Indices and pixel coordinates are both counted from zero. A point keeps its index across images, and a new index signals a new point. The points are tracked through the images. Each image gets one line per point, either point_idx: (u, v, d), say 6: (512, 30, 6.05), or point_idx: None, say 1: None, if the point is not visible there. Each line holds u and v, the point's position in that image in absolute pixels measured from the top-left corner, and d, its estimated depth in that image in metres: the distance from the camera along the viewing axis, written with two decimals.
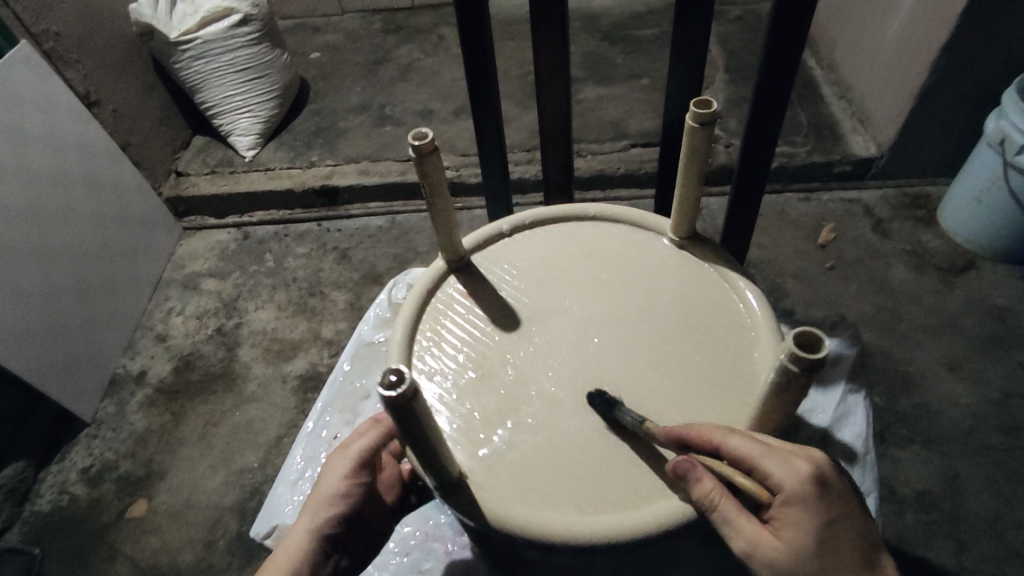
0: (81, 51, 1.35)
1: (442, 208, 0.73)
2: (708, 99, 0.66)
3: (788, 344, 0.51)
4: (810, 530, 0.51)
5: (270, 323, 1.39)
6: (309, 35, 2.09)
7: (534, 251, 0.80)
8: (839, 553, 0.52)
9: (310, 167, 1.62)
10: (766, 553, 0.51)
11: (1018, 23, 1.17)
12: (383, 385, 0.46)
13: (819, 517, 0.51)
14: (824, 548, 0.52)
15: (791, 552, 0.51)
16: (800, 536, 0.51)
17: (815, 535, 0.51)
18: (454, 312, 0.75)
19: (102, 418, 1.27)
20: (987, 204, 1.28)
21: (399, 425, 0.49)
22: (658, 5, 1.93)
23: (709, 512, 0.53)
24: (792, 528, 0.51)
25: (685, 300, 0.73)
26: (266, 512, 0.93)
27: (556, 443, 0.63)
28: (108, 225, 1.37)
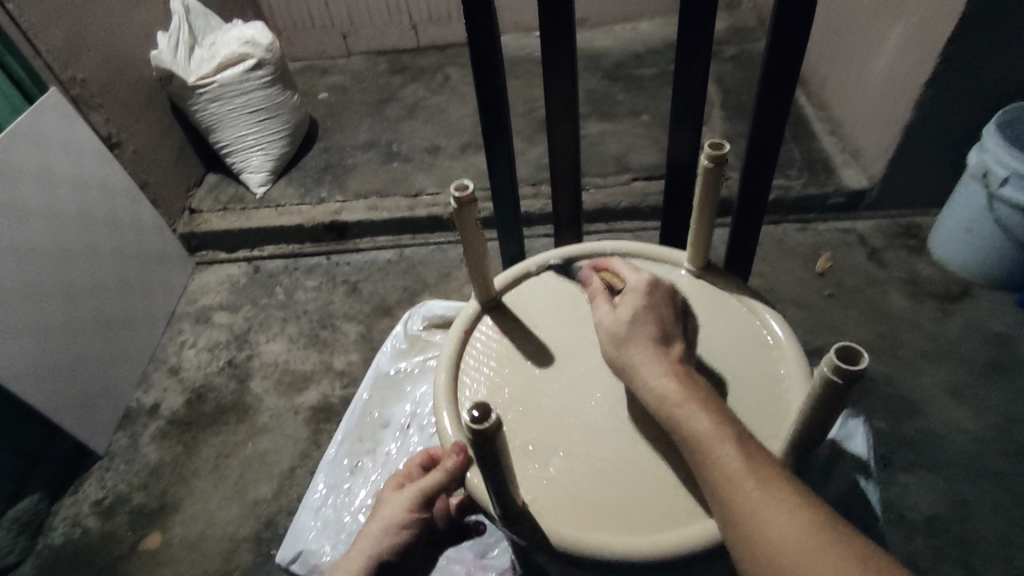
0: (105, 96, 1.41)
1: (475, 254, 0.78)
2: (719, 141, 0.71)
3: (830, 358, 0.51)
4: (637, 303, 0.64)
5: (282, 355, 1.42)
6: (318, 75, 2.17)
7: (560, 288, 0.84)
8: (654, 334, 0.62)
9: (320, 203, 1.67)
10: (601, 320, 0.65)
11: (995, 62, 1.25)
12: (468, 419, 0.48)
13: (650, 303, 0.64)
14: (644, 326, 0.62)
15: (618, 320, 0.63)
16: (626, 308, 0.64)
17: (638, 309, 0.63)
18: (491, 353, 0.78)
19: (116, 450, 1.29)
20: (977, 234, 1.33)
21: (479, 459, 0.51)
22: (655, 45, 2.02)
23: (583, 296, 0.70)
24: (626, 301, 0.65)
25: (710, 325, 0.77)
26: (290, 538, 0.95)
27: (607, 469, 0.66)
28: (127, 260, 1.41)
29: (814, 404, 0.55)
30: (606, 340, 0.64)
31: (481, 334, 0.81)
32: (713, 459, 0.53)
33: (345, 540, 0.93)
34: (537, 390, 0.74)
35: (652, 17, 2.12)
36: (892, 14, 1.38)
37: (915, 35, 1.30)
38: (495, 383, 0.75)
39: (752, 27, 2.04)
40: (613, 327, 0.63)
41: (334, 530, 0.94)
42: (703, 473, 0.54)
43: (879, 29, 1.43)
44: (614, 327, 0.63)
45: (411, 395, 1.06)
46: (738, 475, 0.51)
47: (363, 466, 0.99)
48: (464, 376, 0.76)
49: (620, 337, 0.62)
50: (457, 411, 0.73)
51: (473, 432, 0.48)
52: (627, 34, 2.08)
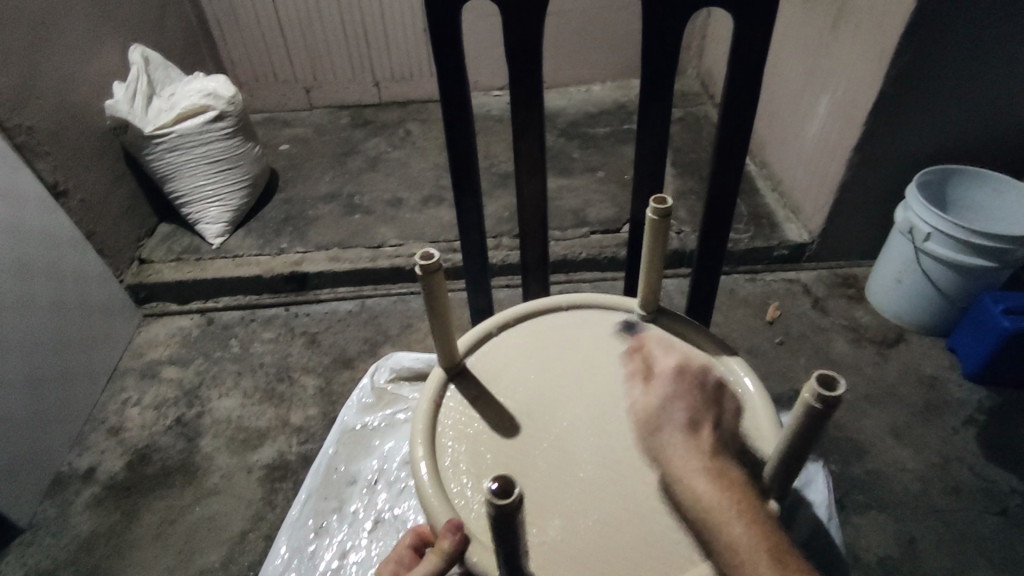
0: (53, 143, 1.37)
1: (443, 321, 0.77)
2: (663, 197, 0.74)
3: (811, 383, 0.55)
4: (665, 391, 0.66)
5: (235, 411, 1.37)
6: (278, 128, 2.18)
7: (525, 345, 0.86)
8: (685, 417, 0.63)
9: (279, 253, 1.65)
10: (638, 401, 0.68)
11: (913, 130, 1.38)
12: (490, 495, 0.46)
13: (686, 389, 0.65)
14: (674, 411, 0.64)
15: (655, 402, 0.66)
16: (659, 394, 0.66)
17: (666, 395, 0.66)
18: (468, 415, 0.78)
19: (44, 520, 1.19)
20: (906, 283, 1.44)
21: (499, 533, 0.49)
22: (608, 106, 2.14)
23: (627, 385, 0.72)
24: (658, 389, 0.67)
25: None
26: None
27: (602, 524, 0.67)
28: (68, 313, 1.34)
29: (797, 428, 0.58)
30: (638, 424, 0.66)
31: (451, 396, 0.80)
32: (720, 531, 0.54)
33: None
34: (514, 447, 0.74)
35: (604, 80, 2.25)
36: (823, 84, 1.51)
37: (844, 104, 1.43)
38: (472, 442, 0.75)
39: (696, 92, 2.19)
40: (645, 409, 0.66)
41: None
42: (715, 545, 0.55)
43: (812, 98, 1.56)
44: (646, 409, 0.66)
45: (379, 450, 1.04)
46: (748, 551, 0.52)
47: (328, 526, 0.95)
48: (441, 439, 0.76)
49: (652, 425, 0.64)
50: (441, 481, 0.71)
51: (494, 509, 0.46)
52: (581, 96, 2.20)
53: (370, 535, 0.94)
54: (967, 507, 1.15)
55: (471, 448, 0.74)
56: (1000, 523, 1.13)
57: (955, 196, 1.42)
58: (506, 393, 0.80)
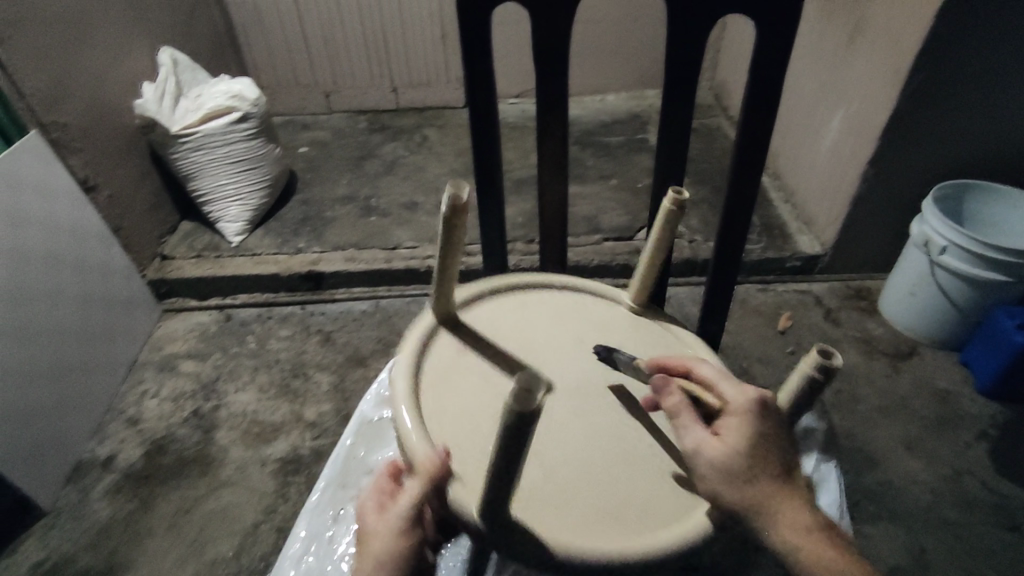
0: (85, 140, 1.41)
1: (448, 270, 0.74)
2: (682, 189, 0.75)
3: (815, 355, 0.57)
4: (746, 437, 0.57)
5: (251, 405, 1.39)
6: (298, 130, 2.23)
7: (515, 314, 0.83)
8: (772, 460, 0.57)
9: (297, 253, 1.68)
10: (708, 451, 0.58)
11: (928, 144, 1.39)
12: (517, 393, 0.42)
13: (760, 424, 0.58)
14: (760, 460, 0.57)
15: (734, 448, 0.57)
16: (740, 439, 0.57)
17: (751, 441, 0.57)
18: (454, 368, 0.75)
19: (62, 506, 1.21)
20: (920, 297, 1.44)
21: (506, 443, 0.46)
22: (622, 116, 2.16)
23: (671, 417, 0.61)
24: (733, 432, 0.58)
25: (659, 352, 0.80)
26: None
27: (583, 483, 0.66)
28: (92, 306, 1.37)
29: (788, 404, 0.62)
30: (707, 473, 0.58)
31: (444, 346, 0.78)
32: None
33: None
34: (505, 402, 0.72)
35: (619, 91, 2.28)
36: (838, 97, 1.53)
37: (860, 117, 1.44)
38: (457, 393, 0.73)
39: (710, 104, 2.21)
40: (723, 463, 0.57)
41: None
42: None
43: (827, 111, 1.58)
44: (727, 462, 0.57)
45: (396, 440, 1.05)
46: None
47: (345, 514, 0.96)
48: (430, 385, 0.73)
49: (740, 479, 0.56)
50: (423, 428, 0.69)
51: (517, 412, 0.43)
52: (596, 105, 2.23)
53: None
54: (978, 522, 1.14)
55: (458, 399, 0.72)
56: (1010, 537, 1.12)
57: (971, 211, 1.43)
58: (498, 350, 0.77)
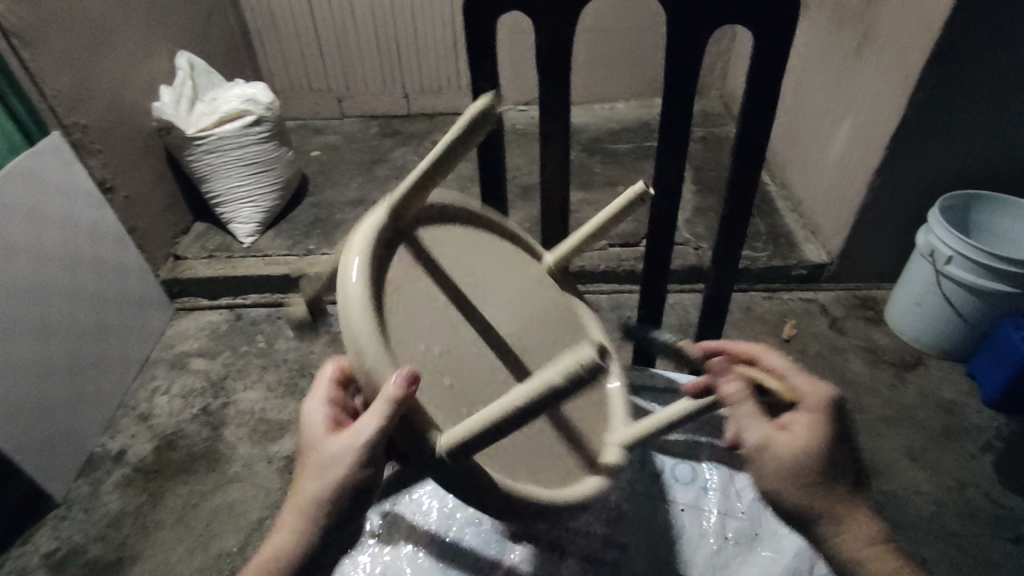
0: (104, 142, 1.45)
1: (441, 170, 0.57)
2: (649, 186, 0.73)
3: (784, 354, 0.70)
4: (816, 432, 0.61)
5: (259, 403, 1.41)
6: (311, 134, 2.26)
7: (461, 242, 0.70)
8: (830, 458, 0.61)
9: (307, 255, 1.70)
10: (779, 446, 0.61)
11: (935, 155, 1.39)
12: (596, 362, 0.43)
13: (823, 424, 0.62)
14: (827, 453, 0.61)
15: (799, 445, 0.61)
16: (811, 435, 0.61)
17: (820, 437, 0.61)
18: (408, 280, 0.60)
19: (73, 498, 1.24)
20: (926, 306, 1.43)
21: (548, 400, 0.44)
22: (631, 123, 2.18)
23: (736, 411, 0.63)
24: (801, 427, 0.62)
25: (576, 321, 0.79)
26: None
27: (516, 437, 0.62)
28: (107, 304, 1.40)
29: None
30: (766, 466, 0.62)
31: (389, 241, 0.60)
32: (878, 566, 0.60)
33: None
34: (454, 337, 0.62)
35: (628, 99, 2.30)
36: (846, 107, 1.53)
37: (866, 127, 1.45)
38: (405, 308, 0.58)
39: (719, 113, 2.22)
40: (785, 457, 0.61)
41: None
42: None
43: (835, 120, 1.58)
44: (789, 456, 0.61)
45: None
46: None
47: None
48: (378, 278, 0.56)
49: (807, 472, 0.60)
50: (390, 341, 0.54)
51: (591, 369, 0.42)
52: (605, 113, 2.25)
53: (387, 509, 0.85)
54: (982, 534, 1.14)
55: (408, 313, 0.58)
56: (1014, 550, 1.11)
57: (978, 221, 1.42)
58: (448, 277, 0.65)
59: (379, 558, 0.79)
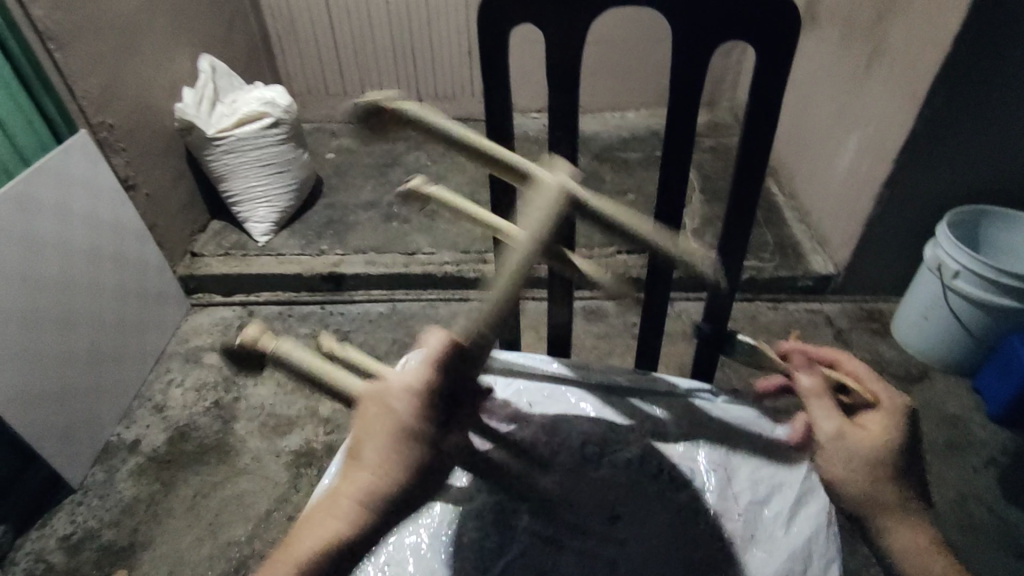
0: (128, 141, 1.49)
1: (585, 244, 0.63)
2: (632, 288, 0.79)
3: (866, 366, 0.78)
4: (883, 429, 0.71)
5: (269, 398, 1.44)
6: (326, 137, 2.31)
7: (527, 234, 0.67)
8: (901, 455, 0.70)
9: (320, 255, 1.74)
10: (845, 437, 0.71)
11: (942, 170, 1.40)
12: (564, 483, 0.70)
13: (896, 424, 0.71)
14: (890, 451, 0.70)
15: (868, 439, 0.71)
16: (878, 433, 0.71)
17: (887, 436, 0.70)
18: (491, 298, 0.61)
19: (89, 486, 1.27)
20: (932, 320, 1.44)
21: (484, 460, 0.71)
22: (642, 133, 2.20)
23: (809, 401, 0.75)
24: (871, 424, 0.72)
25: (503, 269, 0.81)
26: None
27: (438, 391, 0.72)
28: (127, 297, 1.44)
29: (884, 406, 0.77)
30: (836, 454, 0.72)
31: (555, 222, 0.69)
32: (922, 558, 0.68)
33: None
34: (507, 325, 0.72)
35: (639, 108, 2.32)
36: (854, 121, 1.55)
37: (875, 140, 1.46)
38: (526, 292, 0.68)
39: (728, 124, 2.24)
40: (855, 448, 0.71)
41: None
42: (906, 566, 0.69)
43: (844, 133, 1.60)
44: (860, 447, 0.71)
45: None
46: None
47: None
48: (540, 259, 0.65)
49: (867, 464, 0.70)
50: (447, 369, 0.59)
51: None
52: (616, 122, 2.27)
53: None
54: (983, 548, 1.14)
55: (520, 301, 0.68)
56: (1015, 565, 1.11)
57: (987, 236, 1.43)
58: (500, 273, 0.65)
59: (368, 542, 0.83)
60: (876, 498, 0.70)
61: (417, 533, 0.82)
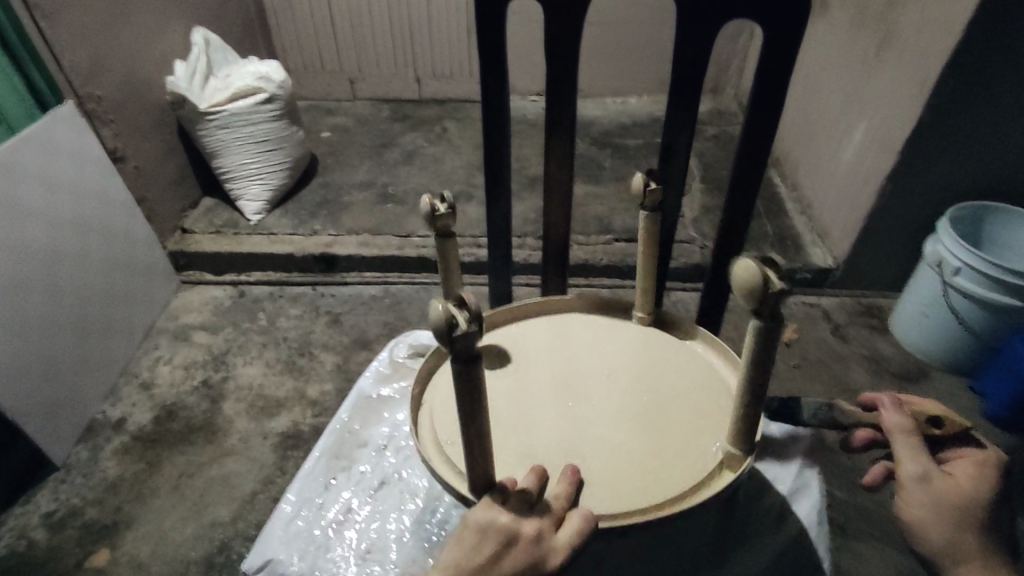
0: (117, 112, 1.45)
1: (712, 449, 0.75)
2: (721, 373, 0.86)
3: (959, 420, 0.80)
4: (971, 479, 0.74)
5: (258, 379, 1.43)
6: (322, 115, 2.27)
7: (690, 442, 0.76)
8: (983, 505, 0.74)
9: (312, 235, 1.71)
10: (938, 482, 0.73)
11: (947, 164, 1.38)
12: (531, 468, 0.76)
13: (981, 473, 0.74)
14: (976, 501, 0.74)
15: (958, 485, 0.73)
16: (964, 480, 0.74)
17: (972, 485, 0.74)
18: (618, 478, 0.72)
19: (73, 463, 1.26)
20: (931, 316, 1.43)
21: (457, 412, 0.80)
22: (644, 119, 2.16)
23: (901, 438, 0.75)
24: (958, 473, 0.75)
25: (666, 368, 0.86)
26: (258, 546, 0.94)
27: (535, 405, 0.81)
28: (114, 272, 1.42)
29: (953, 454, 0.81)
30: (919, 496, 0.73)
31: (701, 467, 0.73)
32: None
33: (314, 552, 0.92)
34: (605, 421, 0.78)
35: (641, 94, 2.28)
36: (861, 112, 1.52)
37: (881, 132, 1.43)
38: (633, 455, 0.74)
39: (732, 113, 2.21)
40: (942, 493, 0.73)
41: (301, 538, 0.93)
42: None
43: (849, 125, 1.57)
44: (947, 493, 0.73)
45: (391, 418, 1.09)
46: None
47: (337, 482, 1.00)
48: (661, 484, 0.71)
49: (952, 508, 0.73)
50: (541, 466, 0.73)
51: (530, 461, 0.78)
52: (617, 107, 2.23)
53: (375, 495, 0.99)
54: None
55: (624, 453, 0.75)
56: None
57: (989, 234, 1.41)
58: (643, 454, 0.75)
59: (364, 542, 0.93)
60: (952, 542, 0.74)
61: (402, 522, 0.95)
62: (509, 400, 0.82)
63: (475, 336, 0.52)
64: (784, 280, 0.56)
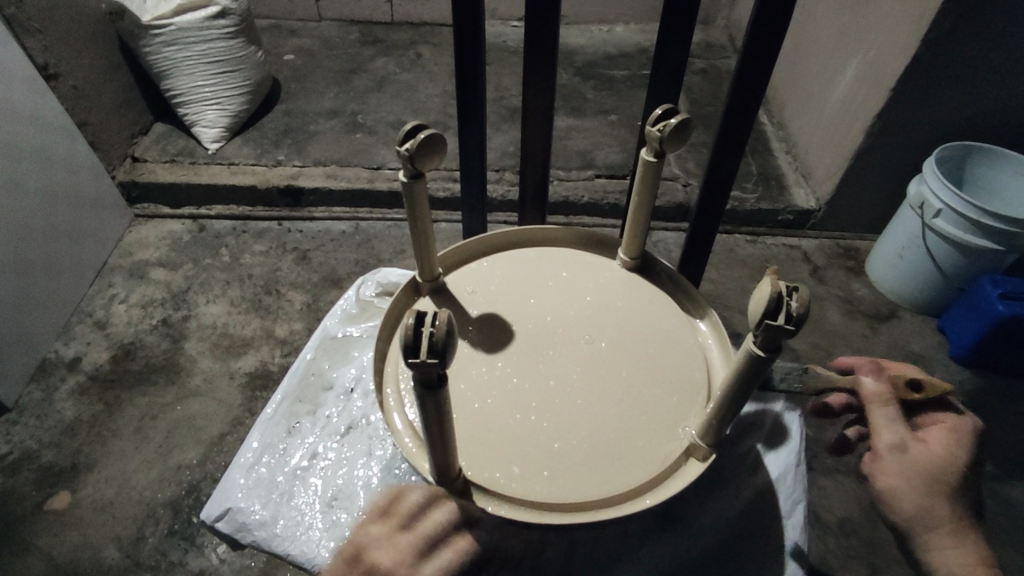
0: (44, 20, 1.29)
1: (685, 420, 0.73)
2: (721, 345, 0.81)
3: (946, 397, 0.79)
4: (949, 450, 0.74)
5: (221, 318, 1.36)
6: (284, 36, 2.10)
7: (661, 417, 0.73)
8: (960, 473, 0.73)
9: (276, 166, 1.61)
10: (913, 452, 0.73)
11: (939, 103, 1.33)
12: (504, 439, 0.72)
13: (960, 444, 0.74)
14: (954, 473, 0.73)
15: (933, 455, 0.73)
16: (942, 452, 0.73)
17: (950, 456, 0.73)
18: (585, 458, 0.70)
19: (26, 404, 1.20)
20: (908, 259, 1.42)
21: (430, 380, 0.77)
22: (630, 49, 2.05)
23: (880, 406, 0.74)
24: (936, 444, 0.74)
25: (644, 328, 0.82)
26: (218, 494, 0.91)
27: (505, 368, 0.77)
28: (57, 203, 1.31)
29: None
30: (893, 463, 0.74)
31: (666, 455, 0.71)
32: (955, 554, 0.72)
33: (277, 499, 0.90)
34: (576, 392, 0.75)
35: (627, 22, 2.16)
36: (854, 45, 1.45)
37: (874, 66, 1.37)
38: (599, 435, 0.72)
39: (722, 45, 2.11)
40: (916, 461, 0.73)
41: (261, 486, 0.91)
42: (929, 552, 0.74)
43: (841, 59, 1.50)
44: (921, 460, 0.73)
45: (359, 359, 1.05)
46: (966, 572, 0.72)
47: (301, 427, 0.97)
48: (627, 467, 0.70)
49: (929, 480, 0.73)
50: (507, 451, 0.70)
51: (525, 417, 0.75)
52: (602, 35, 2.11)
53: (342, 440, 0.96)
54: None
55: (591, 431, 0.72)
56: None
57: (973, 175, 1.39)
58: (613, 432, 0.72)
59: (328, 487, 0.91)
60: (928, 503, 0.73)
61: (370, 467, 0.93)
62: (480, 362, 0.78)
63: (436, 364, 0.47)
64: (799, 320, 0.51)
